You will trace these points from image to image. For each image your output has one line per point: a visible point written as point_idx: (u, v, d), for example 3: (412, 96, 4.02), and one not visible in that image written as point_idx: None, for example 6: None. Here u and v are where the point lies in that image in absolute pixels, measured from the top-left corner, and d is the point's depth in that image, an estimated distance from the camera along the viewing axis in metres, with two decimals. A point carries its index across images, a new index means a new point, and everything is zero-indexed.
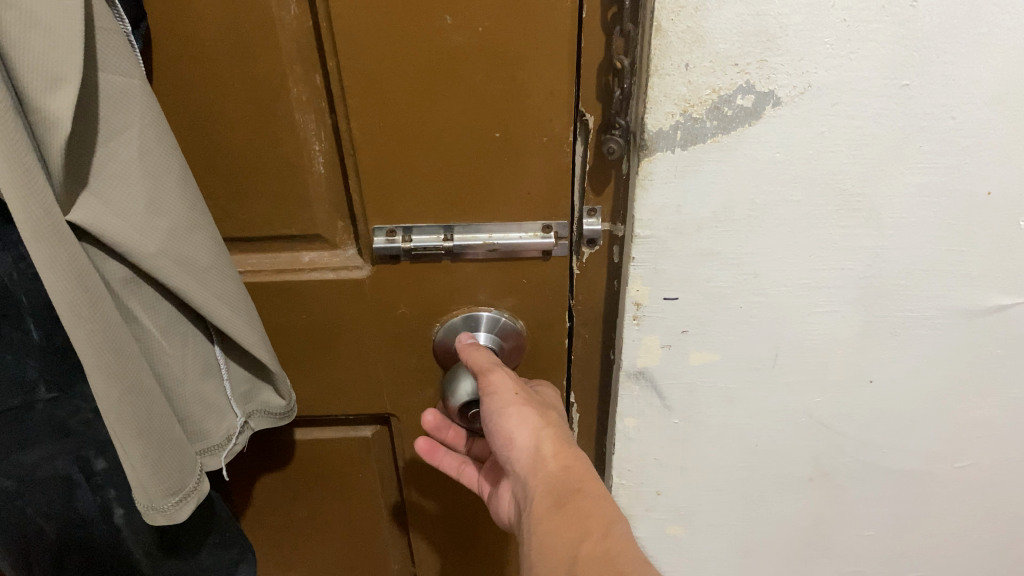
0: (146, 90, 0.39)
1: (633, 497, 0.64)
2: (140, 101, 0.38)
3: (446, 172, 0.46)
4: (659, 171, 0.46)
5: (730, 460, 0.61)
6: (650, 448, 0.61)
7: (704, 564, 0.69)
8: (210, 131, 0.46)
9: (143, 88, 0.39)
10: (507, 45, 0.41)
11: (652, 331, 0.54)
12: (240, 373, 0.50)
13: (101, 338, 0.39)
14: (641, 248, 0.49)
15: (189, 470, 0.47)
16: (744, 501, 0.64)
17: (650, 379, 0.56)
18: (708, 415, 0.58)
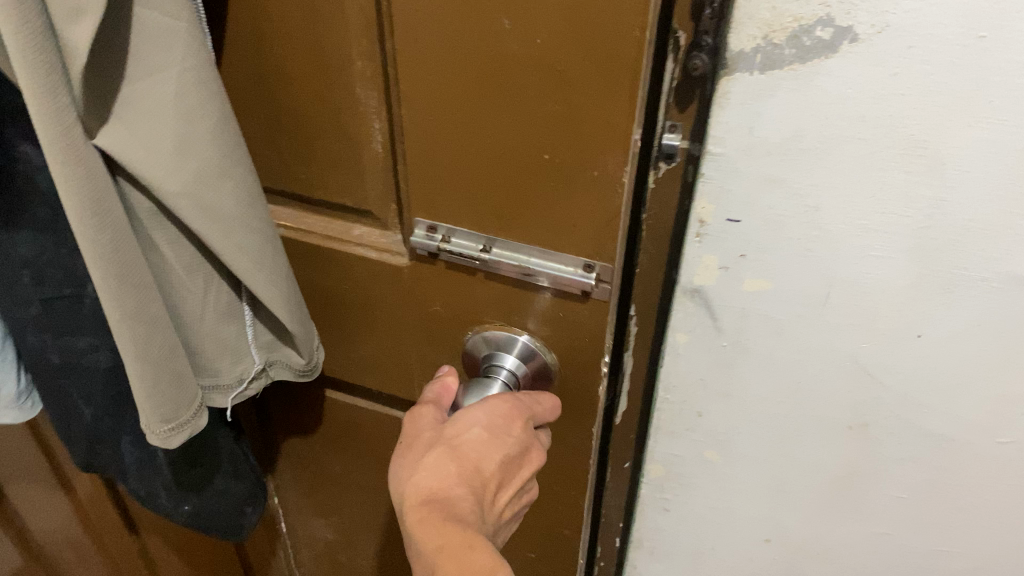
0: (194, 32, 0.37)
1: (675, 415, 0.63)
2: (184, 45, 0.36)
3: (490, 181, 0.43)
4: (736, 91, 0.43)
5: (772, 394, 0.57)
6: (698, 367, 0.58)
7: (736, 493, 0.66)
8: (276, 75, 0.44)
9: (191, 30, 0.37)
10: (567, 68, 0.36)
11: (713, 249, 0.51)
12: (266, 323, 0.49)
13: (114, 264, 0.39)
14: (711, 164, 0.47)
15: (191, 403, 0.47)
16: (779, 438, 0.60)
17: (705, 299, 0.54)
18: (760, 344, 0.55)
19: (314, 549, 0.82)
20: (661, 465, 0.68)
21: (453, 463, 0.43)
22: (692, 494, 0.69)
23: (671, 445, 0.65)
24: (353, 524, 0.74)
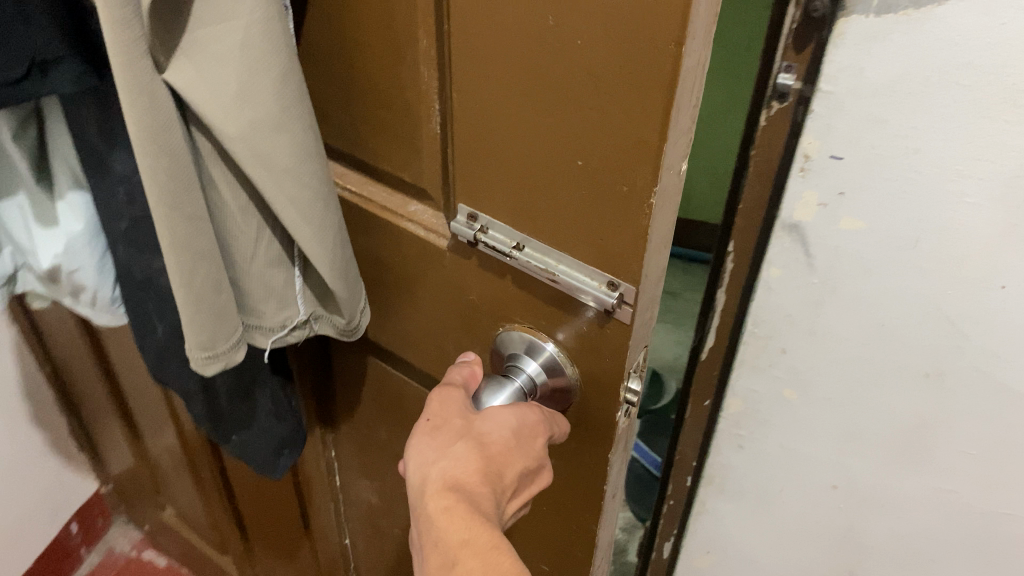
0: None
1: (760, 348, 0.61)
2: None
3: (528, 180, 0.41)
4: (851, 33, 0.44)
5: (853, 335, 0.56)
6: (787, 303, 0.57)
7: (810, 438, 0.64)
8: (355, 41, 0.45)
9: None
10: (604, 70, 0.35)
11: (814, 186, 0.51)
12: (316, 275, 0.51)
13: (168, 190, 0.41)
14: (820, 101, 0.47)
15: (228, 336, 0.49)
16: (854, 385, 0.58)
17: (803, 235, 0.53)
18: (851, 284, 0.54)
19: (361, 512, 0.84)
20: (741, 400, 0.66)
21: (478, 456, 0.43)
22: (769, 432, 0.66)
23: (753, 379, 0.64)
24: (394, 491, 0.74)
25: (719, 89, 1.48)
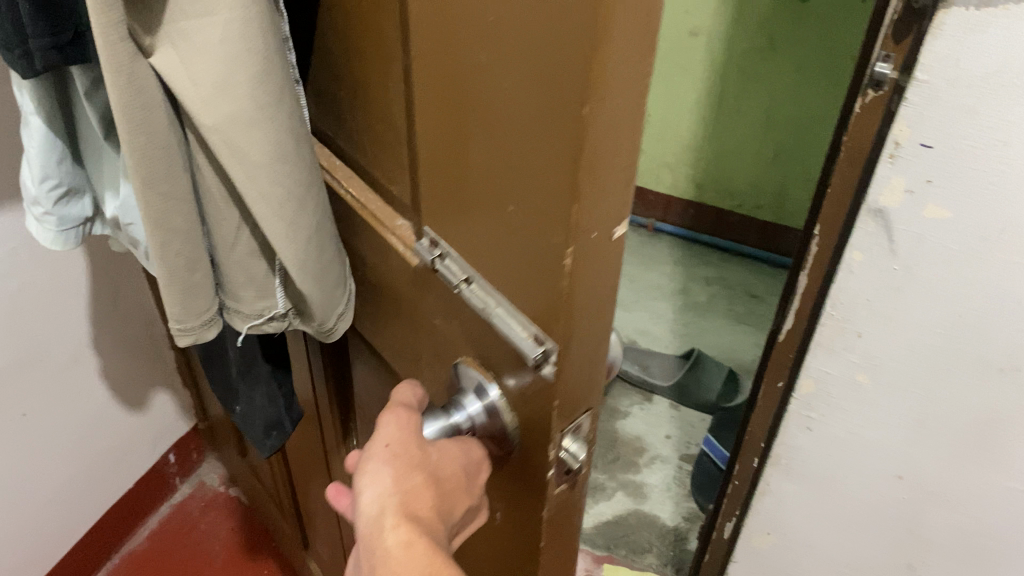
0: None
1: (834, 332, 0.60)
2: None
3: (470, 210, 0.34)
4: (950, 24, 0.45)
5: (930, 324, 0.55)
6: (866, 288, 0.56)
7: (878, 428, 0.63)
8: (356, 30, 0.39)
9: None
10: (521, 93, 0.28)
11: (903, 172, 0.51)
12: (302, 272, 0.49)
13: (146, 161, 0.40)
14: (915, 90, 0.48)
15: (200, 314, 0.48)
16: (929, 370, 0.57)
17: (887, 221, 0.53)
18: (932, 272, 0.53)
19: None
20: (813, 382, 0.64)
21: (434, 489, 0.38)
22: (837, 418, 0.64)
23: (827, 361, 0.62)
24: None
25: (819, 91, 1.43)
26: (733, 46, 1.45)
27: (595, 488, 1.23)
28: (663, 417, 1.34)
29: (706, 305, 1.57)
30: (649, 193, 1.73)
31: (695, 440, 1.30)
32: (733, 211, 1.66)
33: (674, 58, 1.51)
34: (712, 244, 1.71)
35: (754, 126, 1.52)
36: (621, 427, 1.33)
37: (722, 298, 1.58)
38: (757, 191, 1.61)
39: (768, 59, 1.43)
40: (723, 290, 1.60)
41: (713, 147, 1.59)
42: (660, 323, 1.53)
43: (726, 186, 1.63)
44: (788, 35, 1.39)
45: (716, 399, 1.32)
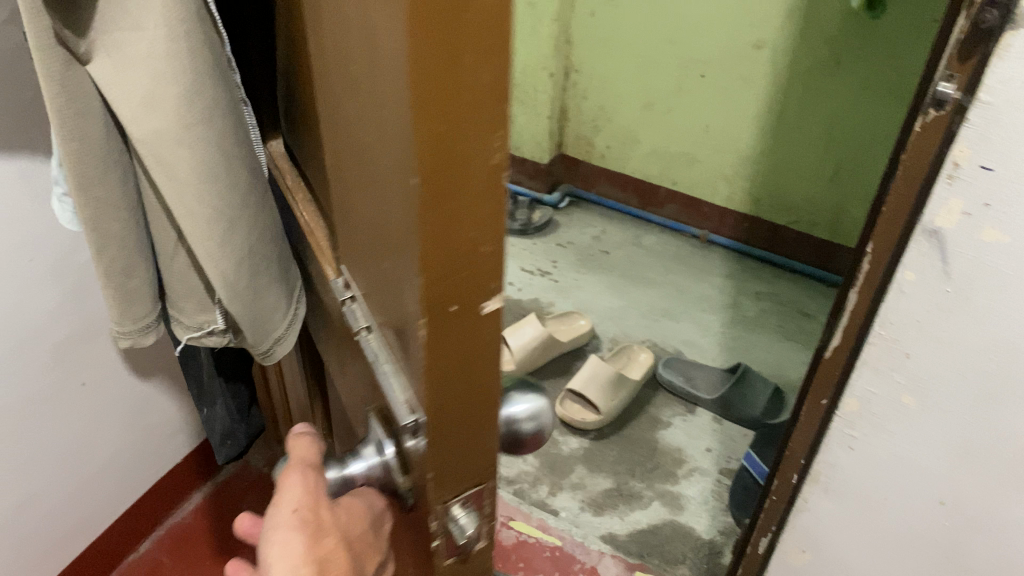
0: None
1: (882, 352, 0.59)
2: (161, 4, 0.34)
3: (371, 267, 0.33)
4: (1018, 46, 0.44)
5: (983, 350, 0.54)
6: (916, 309, 0.56)
7: (923, 452, 0.62)
8: (296, 69, 0.38)
9: None
10: (378, 152, 0.26)
11: (961, 194, 0.50)
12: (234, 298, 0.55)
13: (81, 161, 0.43)
14: (978, 112, 0.47)
15: (137, 320, 0.56)
16: (977, 396, 0.56)
17: (942, 243, 0.52)
18: (986, 297, 0.52)
19: None
20: (858, 401, 0.63)
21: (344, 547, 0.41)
22: (881, 439, 0.64)
23: (872, 381, 0.61)
24: None
25: (882, 111, 1.40)
26: (797, 61, 1.43)
27: (632, 495, 1.23)
28: (705, 431, 1.34)
29: (755, 319, 1.55)
30: (705, 204, 1.73)
31: (735, 455, 1.29)
32: (788, 227, 1.64)
33: (737, 70, 1.51)
34: (765, 259, 1.69)
35: (815, 142, 1.50)
36: (662, 437, 1.33)
37: (772, 314, 1.57)
38: (814, 208, 1.59)
39: (833, 75, 1.41)
40: (774, 306, 1.59)
41: (772, 161, 1.58)
42: (708, 335, 1.52)
43: (782, 201, 1.61)
44: (854, 51, 1.37)
45: (760, 415, 1.31)
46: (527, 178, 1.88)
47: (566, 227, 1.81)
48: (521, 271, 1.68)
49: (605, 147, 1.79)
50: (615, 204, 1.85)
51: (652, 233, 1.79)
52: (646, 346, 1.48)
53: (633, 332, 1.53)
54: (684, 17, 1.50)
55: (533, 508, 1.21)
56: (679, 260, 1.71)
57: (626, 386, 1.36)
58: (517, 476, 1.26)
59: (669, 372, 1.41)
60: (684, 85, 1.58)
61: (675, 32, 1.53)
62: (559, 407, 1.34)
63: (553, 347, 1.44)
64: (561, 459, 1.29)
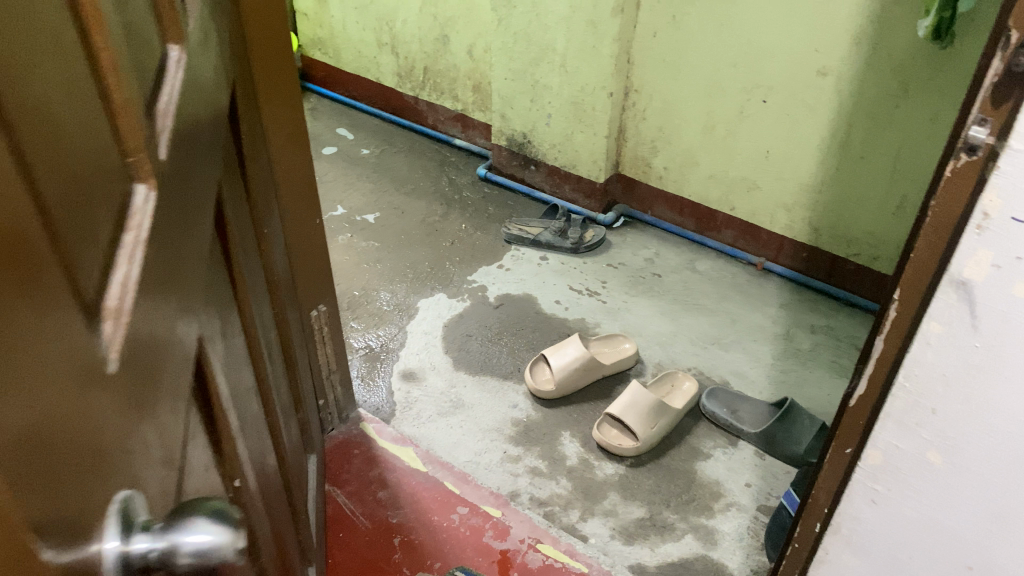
0: None
1: (908, 406, 0.57)
2: None
3: None
4: None
5: (1013, 410, 0.52)
6: (944, 363, 0.53)
7: (950, 513, 0.59)
8: None
9: None
10: None
11: (990, 245, 0.48)
12: None
13: None
14: (1009, 159, 0.45)
15: None
16: (1012, 459, 0.54)
17: (969, 294, 0.50)
18: (1018, 356, 0.50)
19: None
20: (880, 454, 0.60)
21: None
22: (905, 496, 0.61)
23: (897, 435, 0.59)
24: None
25: None
26: (864, 89, 1.39)
27: (664, 527, 1.20)
28: (746, 465, 1.30)
29: (807, 353, 1.51)
30: (763, 231, 1.69)
31: (776, 492, 1.25)
32: (848, 259, 1.59)
33: (801, 97, 1.47)
34: (823, 291, 1.64)
35: (880, 173, 1.45)
36: (701, 468, 1.29)
37: (826, 348, 1.52)
38: (876, 242, 1.53)
39: (901, 105, 1.37)
40: (829, 340, 1.54)
41: (834, 191, 1.53)
42: (757, 366, 1.48)
43: (843, 233, 1.57)
44: (923, 81, 1.32)
45: (804, 452, 1.27)
46: (584, 197, 1.87)
47: (619, 248, 1.79)
48: (570, 290, 1.67)
49: (663, 169, 1.77)
50: (670, 227, 1.83)
51: (707, 258, 1.75)
52: (690, 374, 1.45)
53: (680, 359, 1.50)
54: (748, 41, 1.47)
55: (562, 532, 1.19)
56: (733, 287, 1.67)
57: (668, 414, 1.33)
58: (549, 499, 1.24)
59: (713, 403, 1.38)
60: (746, 110, 1.55)
61: (738, 55, 1.50)
62: (597, 430, 1.33)
63: (596, 369, 1.43)
64: (595, 484, 1.27)
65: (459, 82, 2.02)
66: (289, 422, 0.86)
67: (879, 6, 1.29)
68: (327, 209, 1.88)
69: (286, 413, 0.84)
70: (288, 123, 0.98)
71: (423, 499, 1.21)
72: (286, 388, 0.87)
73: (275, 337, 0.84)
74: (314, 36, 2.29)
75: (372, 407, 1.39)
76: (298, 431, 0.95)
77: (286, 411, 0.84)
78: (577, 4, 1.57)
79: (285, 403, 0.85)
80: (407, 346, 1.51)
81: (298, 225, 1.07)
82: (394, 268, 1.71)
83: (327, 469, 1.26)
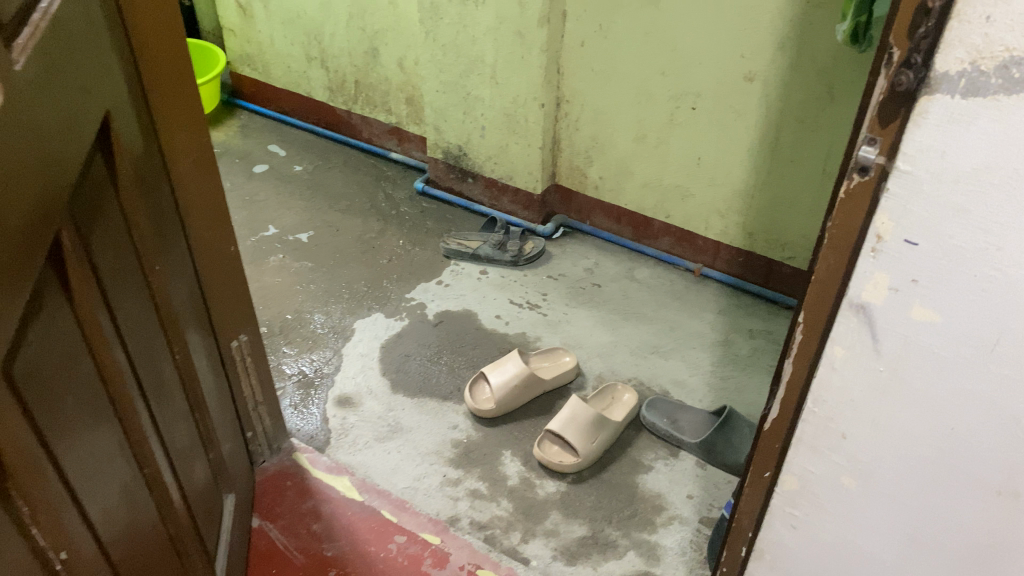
0: None
1: (820, 431, 0.56)
2: None
3: None
4: (934, 111, 0.42)
5: (921, 434, 0.52)
6: (850, 388, 0.53)
7: (866, 537, 0.59)
8: None
9: None
10: None
11: (885, 268, 0.48)
12: None
13: None
14: (898, 183, 0.45)
15: None
16: (926, 482, 0.53)
17: (870, 317, 0.50)
18: (919, 377, 0.50)
19: None
20: (796, 479, 0.60)
21: None
22: (824, 521, 0.61)
23: (811, 460, 0.58)
24: None
25: None
26: (790, 93, 1.39)
27: (607, 544, 1.18)
28: (688, 477, 1.29)
29: (747, 359, 1.50)
30: (698, 237, 1.68)
31: (718, 502, 1.24)
32: (784, 262, 1.59)
33: (729, 103, 1.47)
34: (761, 295, 1.64)
35: (810, 177, 1.46)
36: (643, 482, 1.28)
37: (765, 353, 1.52)
38: (810, 244, 1.54)
39: (827, 108, 1.37)
40: (768, 345, 1.54)
41: (766, 196, 1.53)
42: (697, 374, 1.47)
43: (777, 237, 1.57)
44: (846, 83, 1.32)
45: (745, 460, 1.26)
46: (521, 208, 1.85)
47: (559, 259, 1.78)
48: (510, 304, 1.65)
49: (598, 178, 1.75)
50: (608, 236, 1.82)
51: (645, 266, 1.75)
52: (630, 385, 1.44)
53: (621, 370, 1.48)
54: (673, 49, 1.47)
55: (503, 555, 1.16)
56: (672, 295, 1.67)
57: (608, 427, 1.32)
58: (490, 522, 1.21)
59: (653, 414, 1.37)
60: (675, 117, 1.55)
61: (663, 65, 1.50)
62: (538, 448, 1.30)
63: (535, 385, 1.40)
64: (536, 504, 1.24)
65: (392, 95, 1.99)
66: (185, 463, 0.89)
67: (800, 10, 1.30)
68: (259, 230, 1.83)
69: (182, 458, 0.87)
70: (192, 148, 0.95)
71: (359, 529, 1.18)
72: (185, 429, 0.90)
73: (172, 380, 0.87)
74: (242, 52, 2.24)
75: (305, 436, 1.35)
76: (201, 471, 0.95)
77: (179, 454, 0.87)
78: (503, 15, 1.55)
79: (179, 445, 0.87)
80: (343, 370, 1.47)
81: (211, 256, 1.03)
82: (329, 289, 1.67)
83: (259, 502, 1.21)
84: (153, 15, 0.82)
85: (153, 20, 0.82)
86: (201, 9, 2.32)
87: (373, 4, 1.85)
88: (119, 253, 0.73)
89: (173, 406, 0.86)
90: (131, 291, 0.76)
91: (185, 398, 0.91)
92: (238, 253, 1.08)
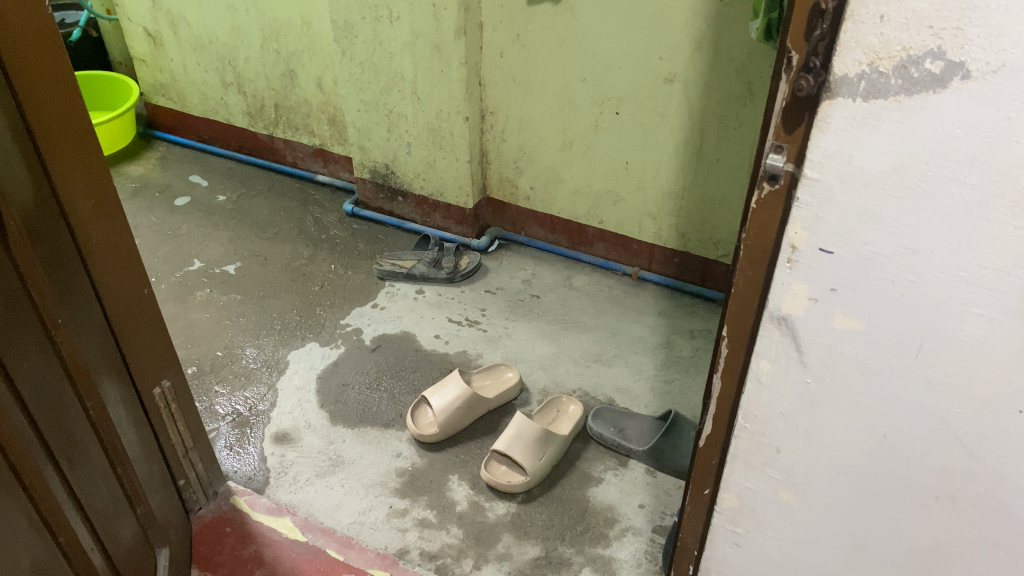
0: None
1: (755, 446, 0.62)
2: None
3: None
4: (836, 116, 0.45)
5: (855, 443, 0.57)
6: (780, 400, 0.58)
7: (808, 546, 0.65)
8: None
9: None
10: None
11: (802, 278, 0.52)
12: None
13: None
14: (806, 189, 0.49)
15: None
16: (862, 493, 0.59)
17: (792, 328, 0.54)
18: (846, 386, 0.54)
19: None
20: (735, 496, 0.66)
21: None
22: (767, 533, 0.66)
23: (747, 477, 0.64)
24: None
25: None
26: (711, 92, 1.39)
27: (561, 563, 1.15)
28: (638, 486, 1.27)
29: (689, 360, 1.50)
30: (633, 240, 1.68)
31: (670, 510, 1.23)
32: (718, 260, 1.60)
33: (651, 105, 1.46)
34: (699, 294, 1.64)
35: (736, 174, 1.46)
36: (594, 494, 1.26)
37: (706, 353, 1.52)
38: None
39: (747, 106, 1.37)
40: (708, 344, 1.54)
41: (696, 196, 1.53)
42: (640, 380, 1.46)
43: (710, 235, 1.57)
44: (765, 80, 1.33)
45: None
46: (454, 223, 1.82)
47: (495, 273, 1.75)
48: (448, 322, 1.61)
49: (529, 188, 1.74)
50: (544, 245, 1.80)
51: (583, 274, 1.73)
52: (574, 397, 1.42)
53: (564, 382, 1.46)
54: (591, 54, 1.46)
55: None
56: (611, 300, 1.66)
57: (555, 442, 1.29)
58: (440, 551, 1.17)
59: (599, 424, 1.35)
60: (600, 123, 1.54)
61: (582, 67, 1.48)
62: (484, 469, 1.27)
63: (478, 405, 1.37)
64: (487, 528, 1.21)
65: (313, 116, 1.94)
66: (107, 524, 0.83)
67: (714, 9, 1.30)
68: (184, 264, 1.77)
69: (103, 519, 0.82)
70: (92, 192, 0.88)
71: (304, 572, 1.13)
72: (106, 489, 0.84)
73: (86, 439, 0.81)
74: (155, 82, 2.17)
75: (243, 477, 1.29)
76: (127, 530, 0.89)
77: (99, 516, 0.81)
78: (418, 29, 1.52)
79: (100, 505, 0.82)
80: (278, 406, 1.42)
81: (125, 303, 0.97)
82: (260, 321, 1.61)
83: (196, 553, 1.15)
84: (36, 56, 0.77)
85: (35, 60, 0.77)
86: (109, 40, 2.24)
87: (286, 24, 1.80)
88: (11, 307, 0.68)
89: (89, 467, 0.80)
90: (27, 348, 0.70)
91: (103, 456, 0.84)
92: (155, 295, 1.02)
